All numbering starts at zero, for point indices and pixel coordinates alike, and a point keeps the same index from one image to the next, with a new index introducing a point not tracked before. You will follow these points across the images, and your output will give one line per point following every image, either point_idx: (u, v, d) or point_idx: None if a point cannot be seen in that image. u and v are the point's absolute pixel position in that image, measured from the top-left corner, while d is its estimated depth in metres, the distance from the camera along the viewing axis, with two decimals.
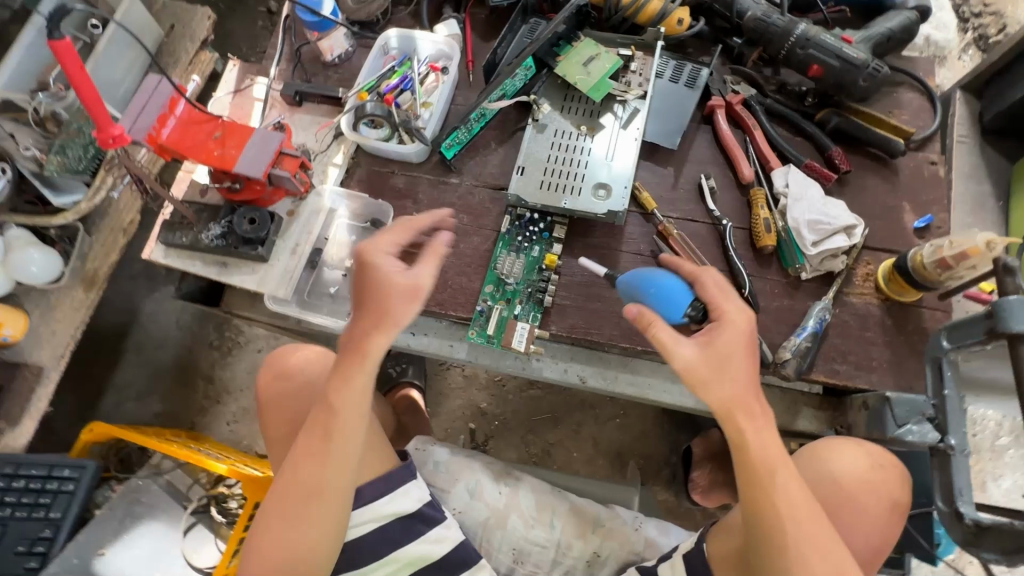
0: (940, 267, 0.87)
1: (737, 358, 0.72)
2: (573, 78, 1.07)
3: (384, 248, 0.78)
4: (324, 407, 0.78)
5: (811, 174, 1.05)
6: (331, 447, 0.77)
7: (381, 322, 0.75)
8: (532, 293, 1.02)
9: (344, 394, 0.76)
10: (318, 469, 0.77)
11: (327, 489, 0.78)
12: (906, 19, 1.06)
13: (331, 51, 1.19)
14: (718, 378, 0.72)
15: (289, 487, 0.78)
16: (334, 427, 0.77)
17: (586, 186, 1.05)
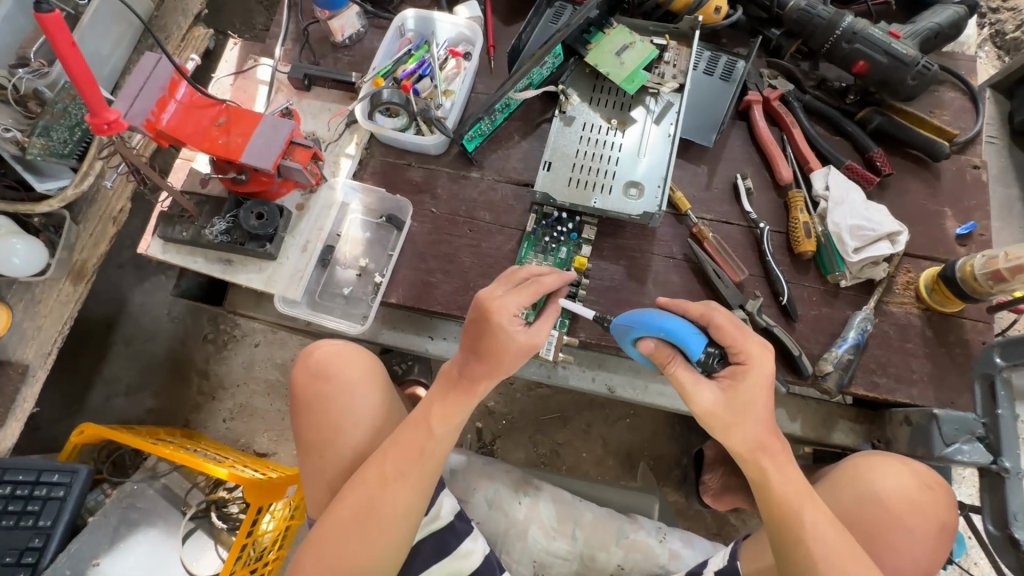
0: (992, 279, 0.84)
1: (757, 399, 0.70)
2: (605, 67, 1.01)
3: (511, 308, 0.74)
4: (420, 427, 0.78)
5: (851, 176, 1.00)
6: (417, 468, 0.77)
7: (492, 370, 0.76)
8: None
9: (449, 422, 0.78)
10: (400, 489, 0.76)
11: (404, 511, 0.77)
12: (955, 14, 1.01)
13: (343, 31, 1.10)
14: (740, 422, 0.71)
15: (365, 505, 0.76)
16: (428, 453, 0.78)
17: (618, 185, 0.98)
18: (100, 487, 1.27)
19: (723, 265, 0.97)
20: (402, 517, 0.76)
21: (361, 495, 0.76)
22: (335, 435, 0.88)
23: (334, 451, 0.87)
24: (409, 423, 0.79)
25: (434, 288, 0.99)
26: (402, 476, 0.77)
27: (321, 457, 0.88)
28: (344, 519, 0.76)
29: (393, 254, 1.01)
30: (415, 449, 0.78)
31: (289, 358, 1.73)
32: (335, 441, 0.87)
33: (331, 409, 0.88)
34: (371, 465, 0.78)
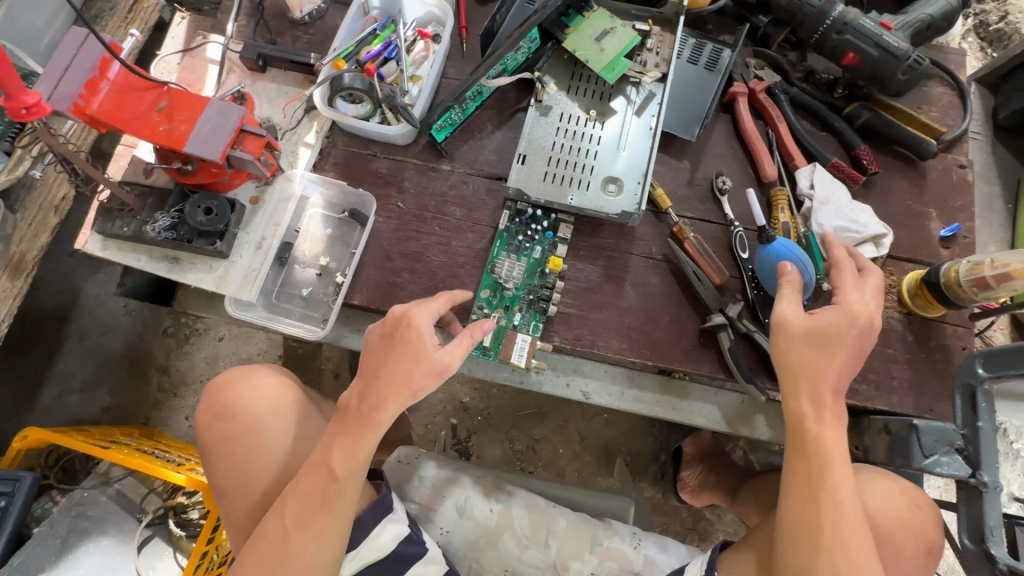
0: (977, 286, 0.81)
1: (847, 337, 0.72)
2: (583, 54, 0.95)
3: (426, 314, 0.73)
4: (322, 474, 0.70)
5: (837, 175, 0.97)
6: (323, 520, 0.70)
7: (396, 380, 0.70)
8: (533, 300, 0.91)
9: (351, 461, 0.70)
10: (307, 543, 0.69)
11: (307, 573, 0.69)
12: (948, 4, 0.96)
13: (301, 7, 1.02)
14: (826, 355, 0.72)
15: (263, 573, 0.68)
16: (335, 494, 0.70)
17: (596, 181, 0.94)
18: (48, 494, 1.20)
19: (703, 266, 0.92)
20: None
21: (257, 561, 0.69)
22: (242, 479, 0.79)
23: (242, 496, 0.79)
24: (308, 469, 0.71)
25: (400, 289, 0.93)
26: (303, 532, 0.69)
27: (232, 500, 0.80)
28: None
29: (355, 253, 0.94)
30: (320, 505, 0.70)
31: (254, 352, 1.66)
32: (242, 483, 0.79)
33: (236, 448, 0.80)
34: (270, 526, 0.70)
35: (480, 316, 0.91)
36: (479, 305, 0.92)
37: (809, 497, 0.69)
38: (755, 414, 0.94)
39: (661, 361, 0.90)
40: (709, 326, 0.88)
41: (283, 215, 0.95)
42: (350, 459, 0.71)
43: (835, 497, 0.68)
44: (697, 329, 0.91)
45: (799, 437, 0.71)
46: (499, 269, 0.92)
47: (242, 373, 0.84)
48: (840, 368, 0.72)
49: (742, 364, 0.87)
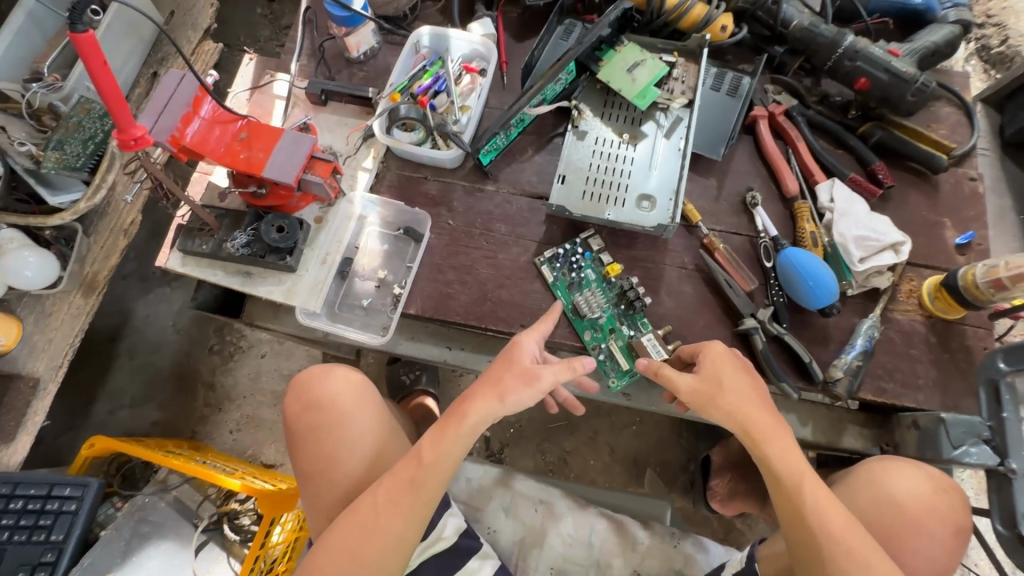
0: (993, 287, 0.86)
1: (731, 372, 0.81)
2: (616, 83, 1.04)
3: (529, 338, 0.84)
4: (413, 459, 0.78)
5: (855, 188, 1.04)
6: (412, 501, 0.76)
7: (489, 381, 0.79)
8: (622, 307, 0.99)
9: (440, 451, 0.77)
10: (394, 521, 0.75)
11: (388, 550, 0.75)
12: (950, 32, 1.05)
13: (358, 47, 1.13)
14: (724, 395, 0.79)
15: (348, 549, 0.75)
16: (421, 480, 0.77)
17: (631, 198, 1.02)
18: (111, 500, 1.26)
19: (734, 275, 0.99)
20: (389, 555, 0.75)
21: (345, 534, 0.76)
22: (331, 462, 0.89)
23: (327, 482, 0.88)
24: (405, 458, 0.79)
25: (452, 299, 1.01)
26: (393, 511, 0.76)
27: (318, 483, 0.89)
28: (326, 559, 0.75)
29: (411, 267, 1.03)
30: (409, 487, 0.77)
31: (295, 368, 1.73)
32: (328, 469, 0.88)
33: (327, 436, 0.90)
34: (362, 504, 0.77)
35: (603, 352, 0.99)
36: (594, 347, 0.99)
37: (799, 520, 0.73)
38: (788, 413, 0.98)
39: None
40: (743, 329, 0.94)
41: (345, 232, 1.04)
42: (439, 451, 0.77)
43: (822, 514, 0.72)
44: (730, 332, 0.97)
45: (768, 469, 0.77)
46: (579, 299, 0.99)
47: (324, 370, 0.96)
48: (752, 399, 0.80)
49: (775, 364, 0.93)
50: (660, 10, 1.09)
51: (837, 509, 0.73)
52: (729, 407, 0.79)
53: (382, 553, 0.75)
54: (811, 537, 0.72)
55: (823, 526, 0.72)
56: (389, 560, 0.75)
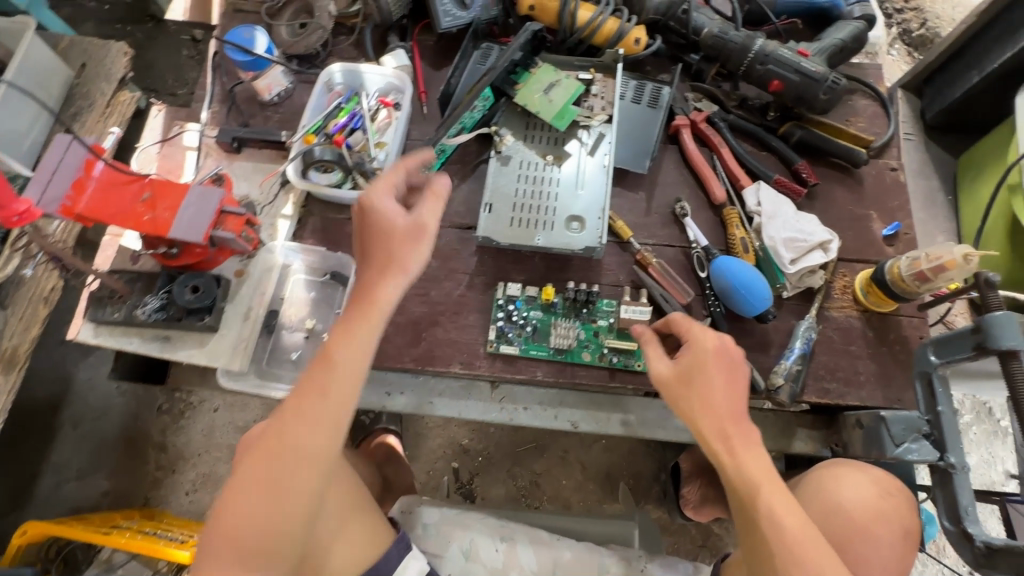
0: (918, 279, 0.87)
1: (707, 377, 0.77)
2: (533, 106, 1.02)
3: (382, 191, 0.74)
4: (274, 435, 0.66)
5: (780, 190, 1.04)
6: (324, 371, 0.67)
7: (380, 262, 0.71)
8: (580, 311, 0.96)
9: (306, 405, 0.66)
10: (304, 446, 0.65)
11: (311, 418, 0.66)
12: (856, 28, 1.07)
13: (270, 89, 1.09)
14: (690, 395, 0.78)
15: (249, 510, 0.64)
16: (286, 446, 0.65)
17: (559, 220, 1.00)
18: None
19: (669, 289, 0.98)
20: (316, 430, 0.66)
21: (252, 480, 0.65)
22: None
23: None
24: (302, 382, 0.67)
25: (386, 342, 0.97)
26: (298, 438, 0.65)
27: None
28: (235, 532, 0.64)
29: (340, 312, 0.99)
30: (311, 387, 0.67)
31: (251, 419, 1.66)
32: None
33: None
34: (265, 436, 0.66)
35: (618, 359, 0.94)
36: (610, 363, 0.94)
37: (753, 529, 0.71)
38: None
39: (640, 383, 0.94)
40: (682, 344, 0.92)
41: (269, 284, 0.99)
42: (305, 406, 0.66)
43: (775, 523, 0.69)
44: None
45: (726, 472, 0.74)
46: (554, 344, 0.95)
47: None
48: (725, 399, 0.76)
49: None
50: (572, 28, 1.08)
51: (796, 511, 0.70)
52: (697, 411, 0.76)
53: (303, 413, 0.66)
54: (765, 542, 0.69)
55: (779, 536, 0.69)
56: (310, 506, 0.66)
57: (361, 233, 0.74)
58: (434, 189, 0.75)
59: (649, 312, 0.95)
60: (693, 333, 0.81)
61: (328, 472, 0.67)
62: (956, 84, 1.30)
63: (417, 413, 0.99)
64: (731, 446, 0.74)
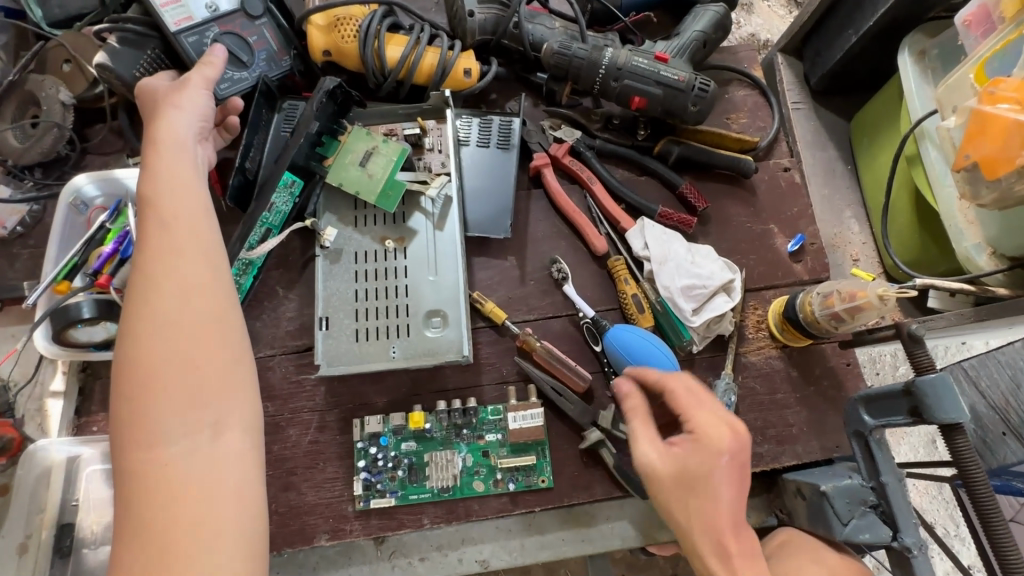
0: (833, 319, 0.74)
1: (714, 480, 0.59)
2: (350, 187, 0.81)
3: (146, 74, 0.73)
4: (139, 287, 0.54)
5: (669, 223, 0.88)
6: (168, 184, 0.60)
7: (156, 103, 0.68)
8: (459, 431, 0.79)
9: (163, 251, 0.55)
10: (177, 259, 0.55)
11: (184, 225, 0.58)
12: (715, 14, 0.91)
13: (2, 222, 0.83)
14: (677, 503, 0.60)
15: (153, 331, 0.52)
16: (150, 275, 0.54)
17: (416, 320, 0.81)
18: None
19: (563, 378, 0.81)
20: (202, 257, 0.57)
21: (131, 312, 0.53)
22: None
23: None
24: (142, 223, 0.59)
25: None
26: (165, 237, 0.57)
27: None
28: (139, 423, 0.49)
29: None
30: (155, 215, 0.58)
31: None
32: None
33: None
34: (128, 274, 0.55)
35: (510, 483, 0.77)
36: (506, 487, 0.77)
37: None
38: None
39: (549, 502, 0.78)
40: (587, 446, 0.77)
41: (48, 493, 0.74)
42: (159, 251, 0.56)
43: None
44: (577, 450, 0.79)
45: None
46: (435, 482, 0.77)
47: None
48: (729, 504, 0.58)
49: (630, 476, 0.77)
50: (383, 70, 0.87)
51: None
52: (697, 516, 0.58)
53: (177, 243, 0.56)
54: None
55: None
56: (234, 366, 0.54)
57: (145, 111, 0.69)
58: (211, 61, 0.73)
59: (541, 413, 0.79)
60: (704, 420, 0.61)
61: (230, 314, 0.55)
62: (834, 45, 1.17)
63: None
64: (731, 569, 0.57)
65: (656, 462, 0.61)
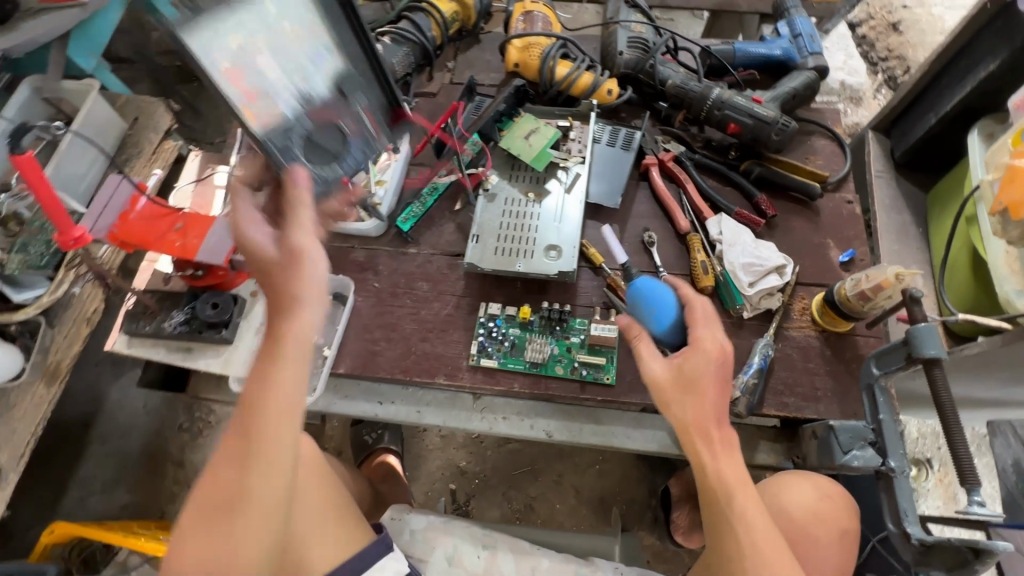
0: (861, 299, 0.94)
1: (707, 388, 0.81)
2: (515, 150, 1.16)
3: (245, 213, 0.73)
4: (219, 479, 0.65)
5: (741, 221, 1.14)
6: (268, 386, 0.67)
7: (291, 262, 0.70)
8: (554, 328, 1.07)
9: (243, 470, 0.64)
10: (241, 488, 0.64)
11: (261, 444, 0.65)
12: (807, 78, 1.20)
13: None
14: (676, 400, 0.82)
15: (225, 498, 0.64)
16: (236, 452, 0.65)
17: (539, 249, 1.11)
18: None
19: None
20: (269, 469, 0.65)
21: (212, 484, 0.65)
22: None
23: None
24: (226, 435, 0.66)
25: (379, 356, 1.08)
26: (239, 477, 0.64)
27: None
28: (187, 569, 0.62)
29: (339, 327, 1.09)
30: (250, 408, 0.66)
31: None
32: None
33: None
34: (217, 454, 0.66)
35: (581, 371, 1.03)
36: (579, 375, 1.03)
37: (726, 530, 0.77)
38: None
39: (609, 395, 1.02)
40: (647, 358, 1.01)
41: None
42: (238, 472, 0.64)
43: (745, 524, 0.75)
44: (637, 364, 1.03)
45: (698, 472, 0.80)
46: (529, 357, 1.04)
47: None
48: (714, 408, 0.81)
49: None
50: (551, 82, 1.24)
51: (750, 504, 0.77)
52: (684, 415, 0.81)
53: (246, 483, 0.64)
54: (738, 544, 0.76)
55: (748, 535, 0.75)
56: None
57: (261, 280, 0.72)
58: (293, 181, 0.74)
59: (616, 329, 1.03)
60: (703, 341, 0.83)
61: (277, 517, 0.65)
62: (917, 125, 1.39)
63: (405, 421, 1.08)
64: (711, 449, 0.80)
65: (659, 373, 0.84)
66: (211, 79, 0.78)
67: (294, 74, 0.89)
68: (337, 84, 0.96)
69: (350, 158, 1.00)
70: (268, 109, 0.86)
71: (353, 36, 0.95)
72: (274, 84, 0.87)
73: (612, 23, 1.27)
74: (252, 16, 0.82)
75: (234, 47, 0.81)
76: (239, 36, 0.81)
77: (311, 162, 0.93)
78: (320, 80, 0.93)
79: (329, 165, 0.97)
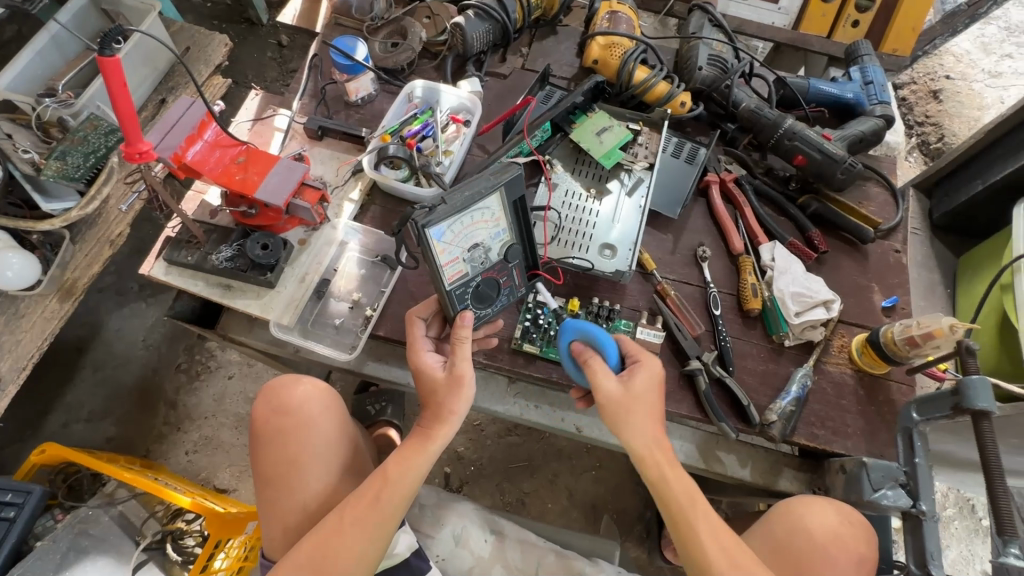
0: (909, 344, 0.96)
1: (648, 401, 0.85)
2: (585, 144, 1.16)
3: (423, 344, 0.94)
4: (337, 524, 0.84)
5: (793, 251, 1.15)
6: (402, 466, 0.85)
7: (452, 377, 0.86)
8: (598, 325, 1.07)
9: (361, 522, 0.83)
10: (355, 549, 0.82)
11: (384, 511, 0.84)
12: (875, 124, 1.22)
13: (357, 92, 1.24)
14: (634, 419, 0.83)
15: (340, 546, 0.82)
16: (363, 509, 0.84)
17: (594, 246, 1.11)
18: (51, 511, 1.22)
19: (683, 319, 1.08)
20: (378, 535, 0.83)
21: (333, 529, 0.83)
22: (296, 466, 0.97)
23: (290, 491, 0.96)
24: (364, 483, 0.87)
25: None
26: (360, 539, 0.83)
27: (279, 496, 0.96)
28: None
29: (385, 291, 1.09)
30: (383, 479, 0.85)
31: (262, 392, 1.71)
32: (293, 472, 0.97)
33: (298, 460, 0.97)
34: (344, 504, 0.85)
35: None
36: None
37: (682, 530, 0.80)
38: (728, 453, 1.06)
39: None
40: (687, 370, 1.01)
41: (325, 255, 1.11)
42: (356, 525, 0.83)
43: (702, 523, 0.80)
44: (677, 372, 1.05)
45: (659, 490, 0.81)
46: None
47: (296, 378, 1.04)
48: (658, 424, 0.85)
49: (713, 403, 1.00)
50: (628, 84, 1.25)
51: (719, 525, 0.81)
52: (640, 435, 0.83)
53: (363, 540, 0.83)
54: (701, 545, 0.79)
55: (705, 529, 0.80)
56: None
57: (426, 388, 0.89)
58: (461, 326, 0.87)
59: (661, 335, 1.05)
60: (647, 364, 0.88)
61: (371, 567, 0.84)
62: (961, 190, 1.43)
63: None
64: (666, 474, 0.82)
65: (615, 388, 0.85)
66: (431, 251, 0.86)
67: (475, 250, 0.92)
68: (504, 252, 0.96)
69: (500, 303, 0.99)
70: (450, 272, 0.91)
71: (520, 221, 0.95)
72: (476, 246, 0.92)
73: (694, 38, 1.29)
74: (477, 213, 0.87)
75: (450, 232, 0.87)
76: (461, 224, 0.87)
77: (473, 308, 0.96)
78: (496, 249, 0.95)
79: (486, 308, 0.98)
